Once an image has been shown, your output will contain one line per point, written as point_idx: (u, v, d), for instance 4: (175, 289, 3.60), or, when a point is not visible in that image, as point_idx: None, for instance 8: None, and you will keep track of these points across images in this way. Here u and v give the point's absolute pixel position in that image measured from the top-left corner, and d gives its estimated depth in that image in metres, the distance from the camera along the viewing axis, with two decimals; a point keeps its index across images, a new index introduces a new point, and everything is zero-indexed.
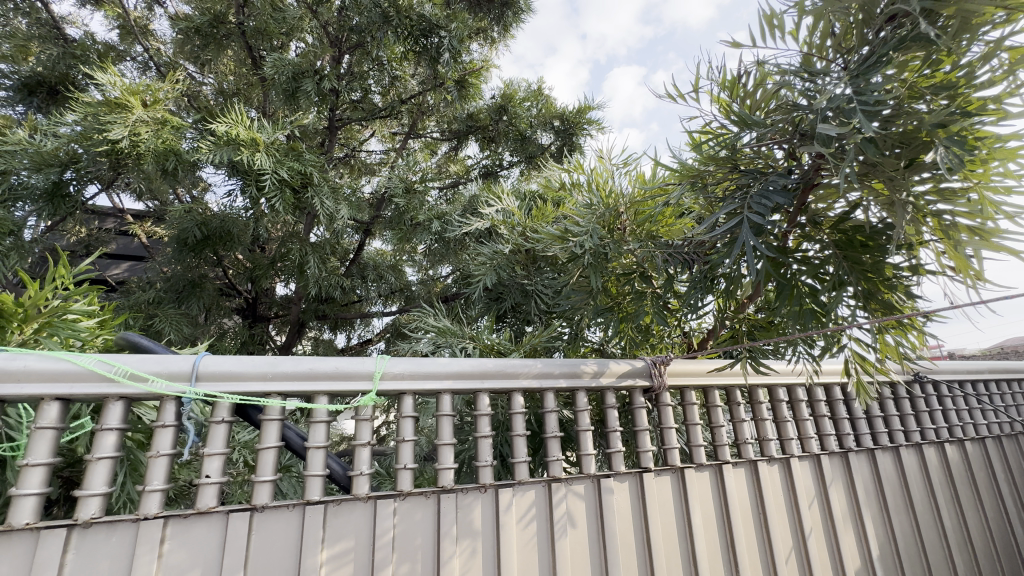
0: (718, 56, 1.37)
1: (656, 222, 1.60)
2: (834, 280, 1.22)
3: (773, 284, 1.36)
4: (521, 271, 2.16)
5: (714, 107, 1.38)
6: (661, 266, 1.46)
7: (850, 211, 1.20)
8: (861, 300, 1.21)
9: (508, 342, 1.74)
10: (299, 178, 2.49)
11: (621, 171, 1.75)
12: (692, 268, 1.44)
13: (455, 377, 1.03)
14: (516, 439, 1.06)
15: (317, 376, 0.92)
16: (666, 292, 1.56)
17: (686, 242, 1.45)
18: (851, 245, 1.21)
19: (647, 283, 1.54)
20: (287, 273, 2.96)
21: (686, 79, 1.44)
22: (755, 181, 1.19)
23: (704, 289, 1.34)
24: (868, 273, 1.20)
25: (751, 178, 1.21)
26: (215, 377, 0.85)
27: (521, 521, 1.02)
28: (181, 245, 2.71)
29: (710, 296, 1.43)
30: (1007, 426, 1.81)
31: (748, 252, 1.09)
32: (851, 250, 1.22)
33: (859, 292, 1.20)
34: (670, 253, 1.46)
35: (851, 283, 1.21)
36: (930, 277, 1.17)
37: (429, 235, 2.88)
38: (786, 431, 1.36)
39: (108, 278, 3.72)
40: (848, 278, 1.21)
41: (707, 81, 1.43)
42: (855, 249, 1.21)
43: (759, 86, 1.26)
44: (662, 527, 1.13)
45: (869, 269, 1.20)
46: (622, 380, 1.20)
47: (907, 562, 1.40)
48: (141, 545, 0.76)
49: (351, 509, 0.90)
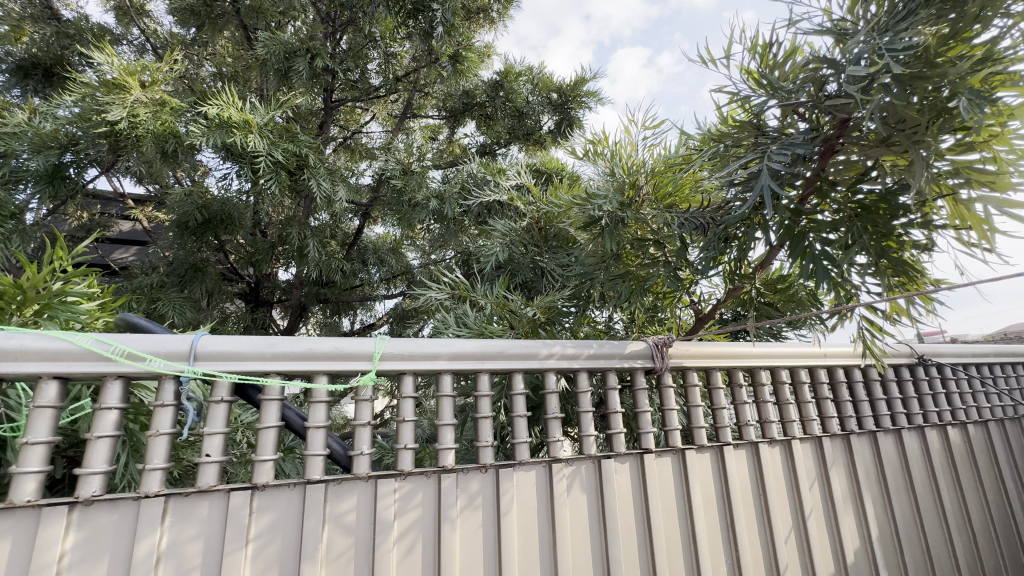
0: (752, 20, 1.33)
1: (674, 193, 1.62)
2: (842, 242, 1.20)
3: (786, 250, 1.36)
4: (535, 247, 2.21)
5: (741, 75, 1.34)
6: (677, 230, 1.48)
7: (867, 176, 1.22)
8: (874, 262, 1.18)
9: (520, 300, 1.74)
10: (295, 160, 2.46)
11: (643, 145, 1.69)
12: (706, 232, 1.46)
13: (454, 358, 1.02)
14: (517, 419, 1.06)
15: (316, 356, 0.91)
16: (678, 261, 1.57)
17: (703, 209, 1.49)
18: (868, 211, 1.19)
19: (660, 251, 1.56)
20: (288, 256, 2.95)
21: (718, 43, 1.37)
22: (776, 139, 1.22)
23: (720, 248, 1.35)
24: (882, 233, 1.17)
25: (768, 138, 1.24)
26: (214, 356, 0.85)
27: (521, 500, 1.02)
28: (182, 228, 2.70)
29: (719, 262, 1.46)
30: (1010, 409, 1.81)
31: (765, 195, 1.11)
32: (868, 214, 1.19)
33: (872, 252, 1.17)
34: (686, 218, 1.49)
35: (864, 243, 1.18)
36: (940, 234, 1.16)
37: (428, 216, 2.86)
38: (788, 413, 1.36)
39: (111, 262, 3.72)
40: (861, 239, 1.19)
41: (739, 45, 1.37)
42: (874, 213, 1.19)
43: (789, 56, 1.27)
44: (662, 507, 1.13)
45: (882, 232, 1.18)
46: (623, 361, 1.19)
47: (906, 543, 1.40)
48: (142, 522, 0.77)
49: (351, 487, 0.90)
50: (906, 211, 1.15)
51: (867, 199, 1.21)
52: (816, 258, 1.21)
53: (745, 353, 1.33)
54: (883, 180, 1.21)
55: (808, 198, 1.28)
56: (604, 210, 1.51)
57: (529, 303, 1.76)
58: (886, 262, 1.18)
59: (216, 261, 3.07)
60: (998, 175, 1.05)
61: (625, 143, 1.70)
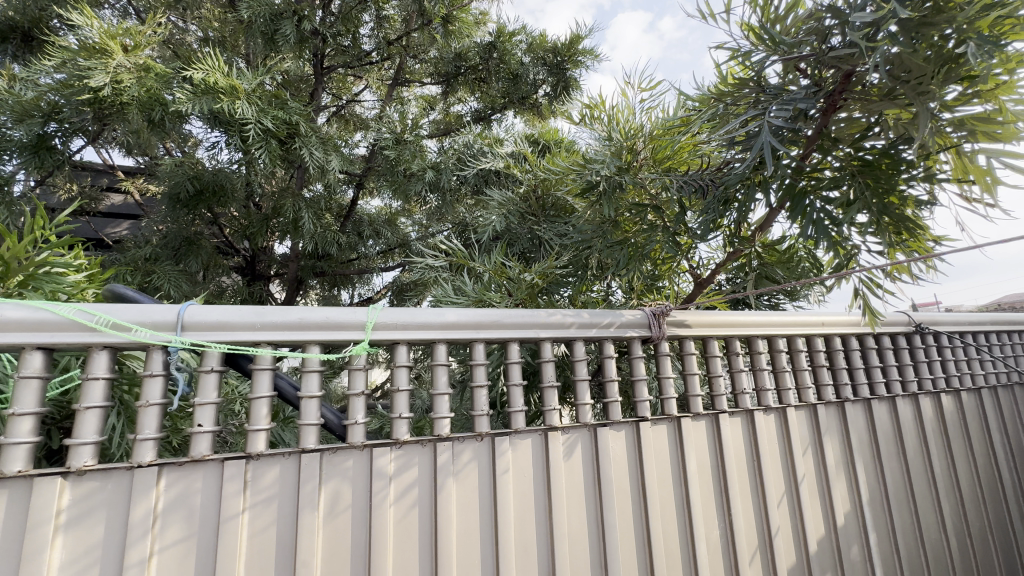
0: None
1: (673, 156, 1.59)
2: (844, 199, 1.18)
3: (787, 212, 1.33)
4: (532, 217, 2.18)
5: (741, 30, 1.29)
6: (676, 193, 1.44)
7: (869, 133, 1.18)
8: (874, 221, 1.17)
9: (519, 267, 1.71)
10: (286, 128, 2.39)
11: (642, 106, 1.65)
12: (706, 194, 1.44)
13: (448, 327, 1.00)
14: (512, 388, 1.06)
15: (307, 326, 0.90)
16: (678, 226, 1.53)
17: (702, 170, 1.46)
18: (872, 166, 1.16)
19: (659, 216, 1.53)
20: (282, 229, 2.89)
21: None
22: (775, 98, 1.18)
23: (718, 211, 1.33)
24: (885, 190, 1.15)
25: (770, 96, 1.20)
26: (201, 326, 0.83)
27: (517, 466, 1.03)
28: (174, 200, 2.65)
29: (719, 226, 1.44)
30: (1004, 376, 1.82)
31: (766, 152, 1.08)
32: (872, 170, 1.16)
33: (874, 210, 1.15)
34: (684, 180, 1.45)
35: (867, 201, 1.16)
36: (943, 187, 1.13)
37: (423, 186, 2.81)
38: (784, 380, 1.36)
39: (103, 236, 3.66)
40: (865, 196, 1.17)
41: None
42: (878, 168, 1.16)
43: (791, 9, 1.20)
44: (657, 474, 1.14)
45: (886, 190, 1.15)
46: (620, 329, 1.18)
47: (895, 505, 1.43)
48: (136, 491, 0.76)
49: (347, 455, 0.90)
50: (910, 165, 1.13)
51: (870, 157, 1.18)
52: (816, 218, 1.19)
53: (742, 322, 1.32)
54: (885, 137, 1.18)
55: (811, 154, 1.25)
56: (601, 174, 1.48)
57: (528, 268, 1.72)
58: (888, 219, 1.17)
59: (210, 234, 3.03)
60: (1004, 124, 1.03)
61: (622, 107, 1.65)
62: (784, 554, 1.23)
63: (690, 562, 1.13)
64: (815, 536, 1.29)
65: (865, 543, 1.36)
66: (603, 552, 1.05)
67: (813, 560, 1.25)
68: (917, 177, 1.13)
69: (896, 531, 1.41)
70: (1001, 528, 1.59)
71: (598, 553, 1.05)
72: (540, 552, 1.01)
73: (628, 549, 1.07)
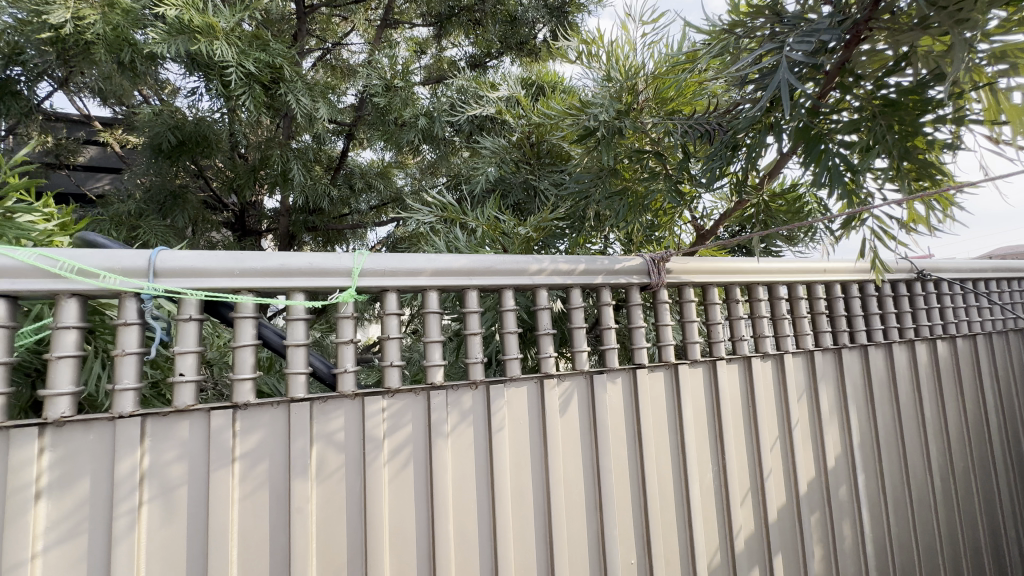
0: None
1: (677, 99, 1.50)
2: (865, 144, 1.11)
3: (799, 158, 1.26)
4: (526, 166, 2.09)
5: None
6: (679, 139, 1.38)
7: (896, 68, 1.09)
8: (894, 167, 1.11)
9: (513, 222, 1.64)
10: (269, 72, 2.24)
11: (646, 43, 1.53)
12: (711, 140, 1.37)
13: (440, 274, 0.96)
14: (507, 336, 1.02)
15: (290, 272, 0.85)
16: (680, 174, 1.47)
17: (707, 113, 1.37)
18: (897, 106, 1.07)
19: (660, 163, 1.47)
20: (271, 182, 2.76)
21: None
22: (794, 29, 1.07)
23: (726, 157, 1.27)
24: (908, 133, 1.07)
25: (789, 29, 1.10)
26: (175, 273, 0.78)
27: (512, 415, 1.01)
28: (155, 150, 2.53)
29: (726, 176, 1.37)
30: (1000, 323, 1.81)
31: (784, 93, 0.99)
32: (897, 111, 1.08)
33: (896, 155, 1.09)
34: (689, 125, 1.38)
35: (888, 145, 1.09)
36: (973, 130, 1.06)
37: (415, 135, 2.68)
38: (782, 327, 1.34)
39: (86, 191, 3.53)
40: (885, 140, 1.10)
41: None
42: (904, 108, 1.07)
43: None
44: (653, 420, 1.14)
45: (909, 134, 1.08)
46: (618, 277, 1.14)
47: (885, 448, 1.46)
48: (120, 442, 0.74)
49: (338, 404, 0.88)
50: (938, 105, 1.06)
51: (894, 95, 1.09)
52: (831, 166, 1.12)
53: (743, 269, 1.28)
54: (913, 71, 1.09)
55: (829, 92, 1.16)
56: (600, 120, 1.39)
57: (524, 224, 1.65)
58: (909, 164, 1.11)
59: (196, 188, 2.92)
60: None
61: (622, 42, 1.53)
62: (775, 495, 1.26)
63: (684, 504, 1.15)
64: (805, 478, 1.31)
65: (853, 484, 1.39)
66: (598, 495, 1.06)
67: (803, 501, 1.28)
68: (945, 119, 1.06)
69: (884, 472, 1.44)
70: (984, 468, 1.63)
71: (593, 496, 1.06)
72: (536, 496, 1.01)
73: (623, 492, 1.09)
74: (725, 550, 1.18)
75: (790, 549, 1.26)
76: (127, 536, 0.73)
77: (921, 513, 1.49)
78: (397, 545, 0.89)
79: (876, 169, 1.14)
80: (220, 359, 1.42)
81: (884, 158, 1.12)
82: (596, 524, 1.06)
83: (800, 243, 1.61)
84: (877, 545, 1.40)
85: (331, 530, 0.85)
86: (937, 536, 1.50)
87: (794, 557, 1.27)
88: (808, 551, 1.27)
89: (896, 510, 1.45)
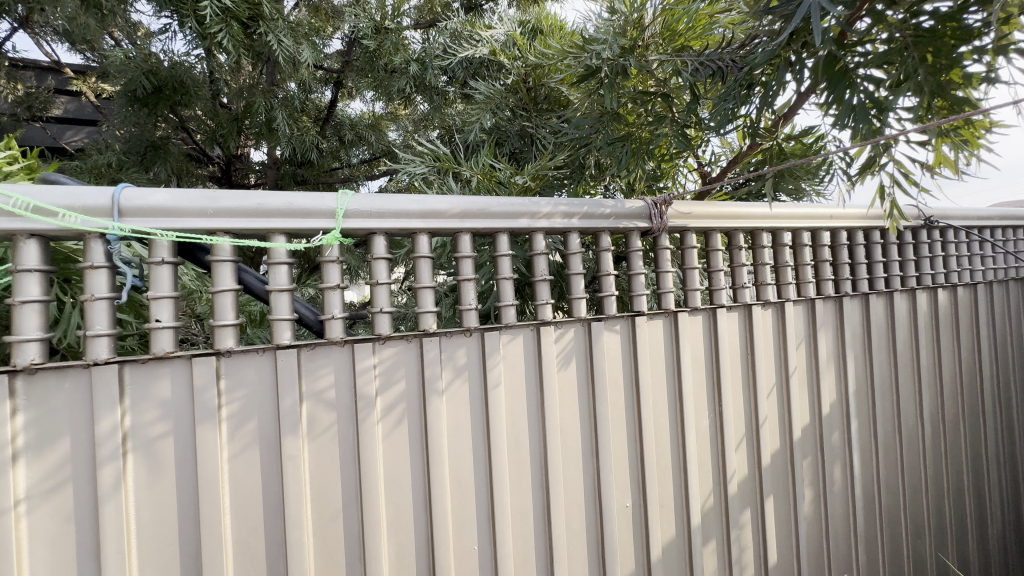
0: None
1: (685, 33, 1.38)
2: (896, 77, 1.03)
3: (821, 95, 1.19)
4: (523, 114, 1.98)
5: None
6: (690, 78, 1.28)
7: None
8: (923, 105, 1.04)
9: (509, 171, 1.56)
10: (247, 9, 2.08)
11: None
12: (724, 78, 1.28)
13: (431, 216, 0.90)
14: (502, 282, 0.98)
15: (269, 213, 0.79)
16: (689, 119, 1.38)
17: (721, 49, 1.28)
18: (934, 34, 0.99)
19: (669, 106, 1.37)
20: (256, 133, 2.61)
21: None
22: None
23: (739, 98, 1.17)
24: (943, 66, 1.00)
25: None
26: (143, 212, 0.72)
27: (508, 362, 0.98)
28: (131, 97, 2.39)
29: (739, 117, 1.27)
30: (1002, 273, 1.78)
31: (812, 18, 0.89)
32: (933, 39, 0.99)
33: (927, 91, 1.01)
34: (701, 62, 1.28)
35: (918, 81, 1.01)
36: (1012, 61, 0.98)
37: (407, 82, 2.54)
38: (785, 275, 1.30)
39: (64, 144, 3.36)
40: (916, 75, 1.02)
41: None
42: (941, 36, 0.99)
43: None
44: (651, 368, 1.12)
45: (939, 68, 1.01)
46: (618, 221, 1.08)
47: (879, 394, 1.46)
48: (98, 390, 0.71)
49: (326, 352, 0.85)
50: (978, 34, 0.98)
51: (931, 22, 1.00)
52: (856, 104, 1.04)
53: (748, 214, 1.23)
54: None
55: (856, 21, 1.07)
56: (602, 58, 1.31)
57: (520, 173, 1.57)
58: (940, 100, 1.04)
59: (179, 140, 2.75)
60: None
61: None
62: (770, 442, 1.26)
63: (679, 450, 1.15)
64: (800, 424, 1.31)
65: (846, 430, 1.40)
66: (595, 442, 1.05)
67: (797, 446, 1.29)
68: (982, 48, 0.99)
69: (876, 418, 1.45)
70: (973, 414, 1.66)
71: (589, 443, 1.06)
72: (532, 442, 1.00)
73: (619, 439, 1.08)
74: (718, 494, 1.20)
75: (782, 493, 1.28)
76: (113, 482, 0.72)
77: (910, 457, 1.52)
78: (392, 491, 0.88)
79: (901, 109, 1.06)
80: (208, 312, 1.38)
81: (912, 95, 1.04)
82: (593, 470, 1.06)
83: (805, 194, 1.55)
84: (865, 487, 1.42)
85: (325, 477, 0.84)
86: (923, 479, 1.53)
87: (785, 500, 1.29)
88: (798, 493, 1.29)
89: (886, 455, 1.47)
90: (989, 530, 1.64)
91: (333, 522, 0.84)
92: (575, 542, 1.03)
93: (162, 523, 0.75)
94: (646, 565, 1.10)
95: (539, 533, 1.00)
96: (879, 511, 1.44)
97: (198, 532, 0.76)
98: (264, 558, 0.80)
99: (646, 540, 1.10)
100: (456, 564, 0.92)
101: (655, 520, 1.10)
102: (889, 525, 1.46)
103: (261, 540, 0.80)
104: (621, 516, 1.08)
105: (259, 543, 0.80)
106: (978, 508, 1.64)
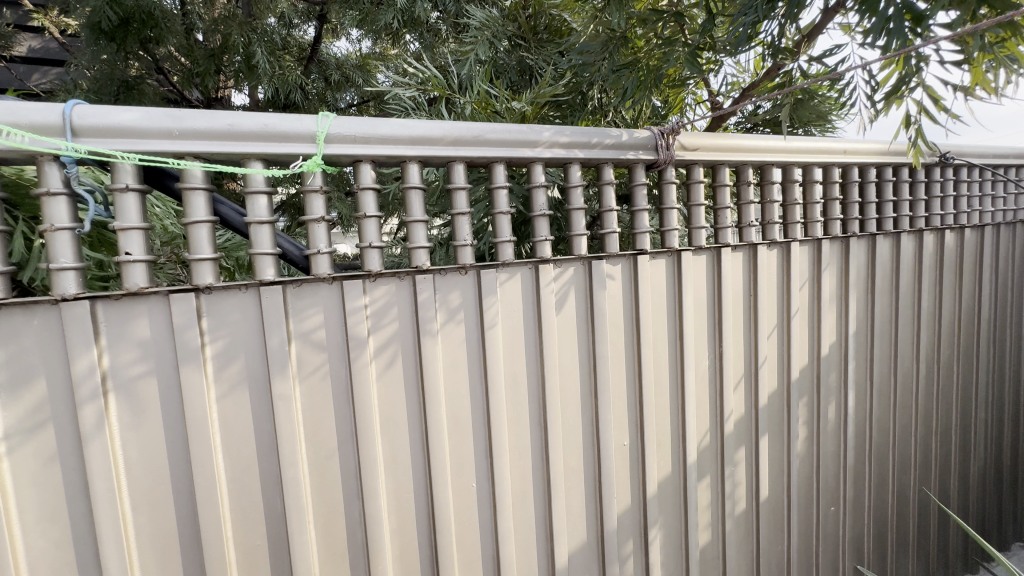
0: None
1: None
2: None
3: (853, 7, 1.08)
4: (521, 47, 1.84)
5: None
6: None
7: None
8: (965, 18, 0.95)
9: (505, 96, 1.44)
10: None
11: None
12: None
13: (421, 143, 0.83)
14: (499, 217, 0.92)
15: (243, 136, 0.72)
16: (702, 41, 1.26)
17: None
18: None
19: (681, 25, 1.24)
20: (234, 71, 2.40)
21: None
22: None
23: (761, 10, 1.06)
24: None
25: None
26: (101, 132, 0.65)
27: (506, 301, 0.94)
28: (95, 29, 2.15)
29: (759, 36, 1.16)
30: (1011, 215, 1.74)
31: None
32: None
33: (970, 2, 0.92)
34: None
35: None
36: None
37: (395, 15, 2.36)
38: (793, 213, 1.25)
39: (30, 86, 3.14)
40: None
41: None
42: None
43: None
44: (652, 308, 1.09)
45: None
46: (621, 152, 1.01)
47: (878, 336, 1.46)
48: (70, 328, 0.67)
49: (313, 290, 0.80)
50: None
51: None
52: (891, 16, 0.94)
53: (758, 148, 1.16)
54: None
55: None
56: None
57: (517, 100, 1.46)
58: (984, 12, 0.95)
59: (154, 83, 2.48)
60: None
61: None
62: (767, 382, 1.26)
63: (677, 390, 1.15)
64: (798, 365, 1.31)
65: (844, 372, 1.40)
66: (593, 382, 1.04)
67: (794, 386, 1.29)
68: None
69: (873, 359, 1.45)
70: (967, 356, 1.66)
71: (588, 383, 1.04)
72: (530, 382, 0.98)
73: (618, 379, 1.07)
74: (714, 433, 1.21)
75: (777, 431, 1.30)
76: (96, 422, 0.69)
77: (902, 397, 1.53)
78: (388, 430, 0.86)
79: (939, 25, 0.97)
80: None
81: (953, 8, 0.95)
82: (591, 409, 1.05)
83: (809, 132, 1.51)
84: (857, 425, 1.44)
85: (319, 417, 0.81)
86: (913, 418, 1.55)
87: (780, 438, 1.30)
88: (792, 431, 1.30)
89: (880, 395, 1.48)
90: (972, 466, 1.69)
91: (329, 461, 0.83)
92: (572, 479, 1.04)
93: (151, 463, 0.73)
94: (642, 500, 1.12)
95: (537, 470, 1.01)
96: (869, 448, 1.47)
97: (190, 471, 0.74)
98: (259, 495, 0.79)
99: (643, 477, 1.11)
100: (454, 500, 0.93)
101: (651, 456, 1.11)
102: (877, 461, 1.50)
103: (256, 478, 0.78)
104: (619, 454, 1.08)
105: (254, 482, 0.78)
106: (963, 446, 1.68)
